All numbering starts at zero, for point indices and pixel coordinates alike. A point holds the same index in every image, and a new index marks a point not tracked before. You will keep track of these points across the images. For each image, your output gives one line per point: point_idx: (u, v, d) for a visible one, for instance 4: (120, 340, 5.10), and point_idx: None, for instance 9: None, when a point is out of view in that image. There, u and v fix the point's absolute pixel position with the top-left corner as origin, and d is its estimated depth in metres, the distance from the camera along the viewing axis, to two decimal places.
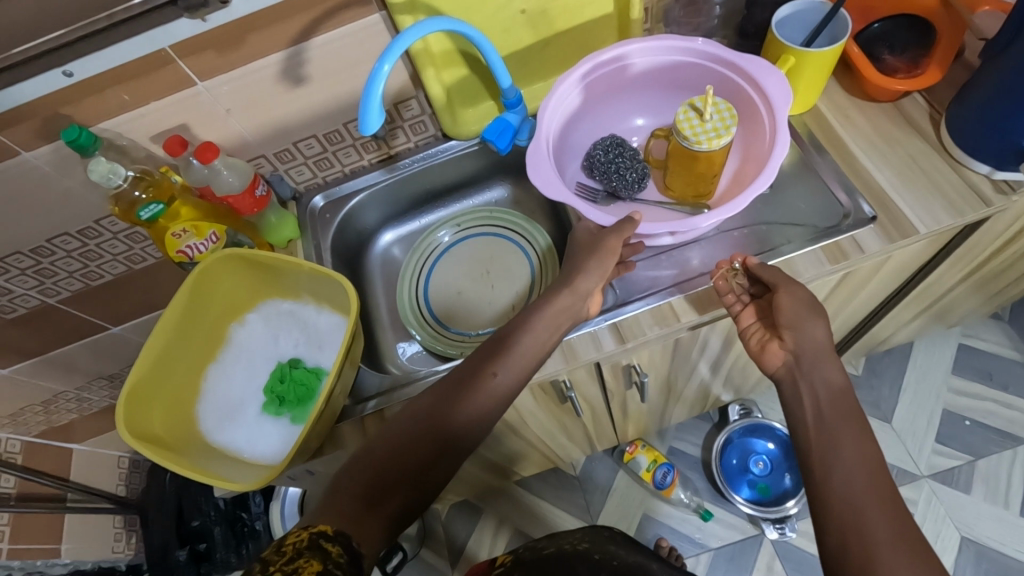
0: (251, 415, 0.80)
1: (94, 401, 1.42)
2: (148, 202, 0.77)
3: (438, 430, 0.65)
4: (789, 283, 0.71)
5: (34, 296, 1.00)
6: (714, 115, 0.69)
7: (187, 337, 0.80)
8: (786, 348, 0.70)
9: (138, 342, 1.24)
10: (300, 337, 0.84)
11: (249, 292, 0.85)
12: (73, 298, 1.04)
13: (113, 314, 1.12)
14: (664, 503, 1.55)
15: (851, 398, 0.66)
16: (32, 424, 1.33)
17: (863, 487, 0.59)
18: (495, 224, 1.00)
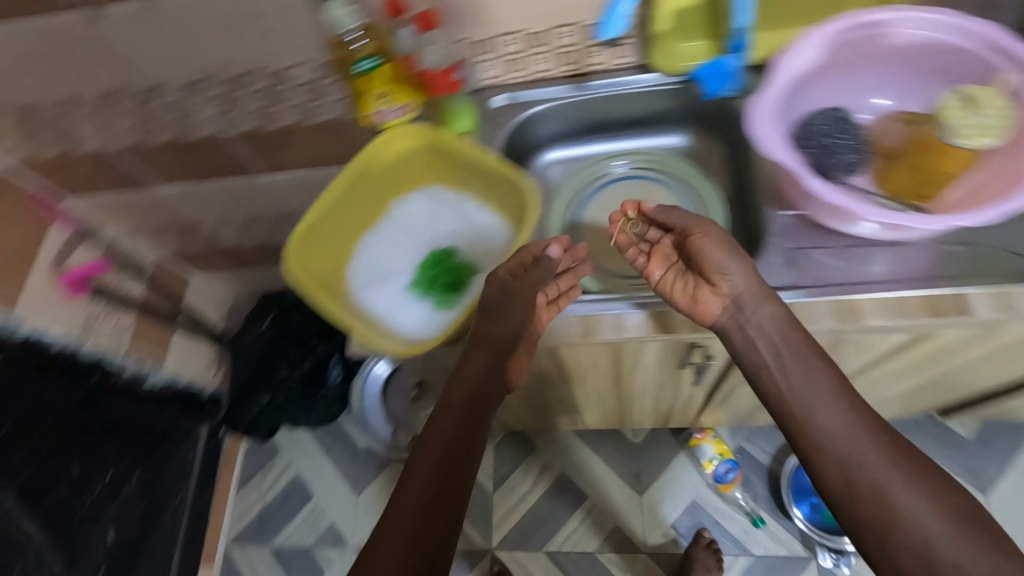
0: (397, 286, 0.83)
1: (222, 238, 1.52)
2: (365, 55, 0.79)
3: (459, 448, 0.73)
4: (699, 224, 0.74)
5: (212, 125, 1.06)
6: (989, 109, 0.63)
7: (355, 196, 0.82)
8: (721, 289, 0.73)
9: (279, 195, 1.30)
10: (458, 229, 0.84)
11: (418, 172, 0.85)
12: (244, 135, 1.08)
13: (267, 162, 1.17)
14: (717, 497, 1.53)
15: (795, 323, 0.72)
16: (166, 244, 1.52)
17: (854, 441, 0.69)
18: (662, 170, 0.95)
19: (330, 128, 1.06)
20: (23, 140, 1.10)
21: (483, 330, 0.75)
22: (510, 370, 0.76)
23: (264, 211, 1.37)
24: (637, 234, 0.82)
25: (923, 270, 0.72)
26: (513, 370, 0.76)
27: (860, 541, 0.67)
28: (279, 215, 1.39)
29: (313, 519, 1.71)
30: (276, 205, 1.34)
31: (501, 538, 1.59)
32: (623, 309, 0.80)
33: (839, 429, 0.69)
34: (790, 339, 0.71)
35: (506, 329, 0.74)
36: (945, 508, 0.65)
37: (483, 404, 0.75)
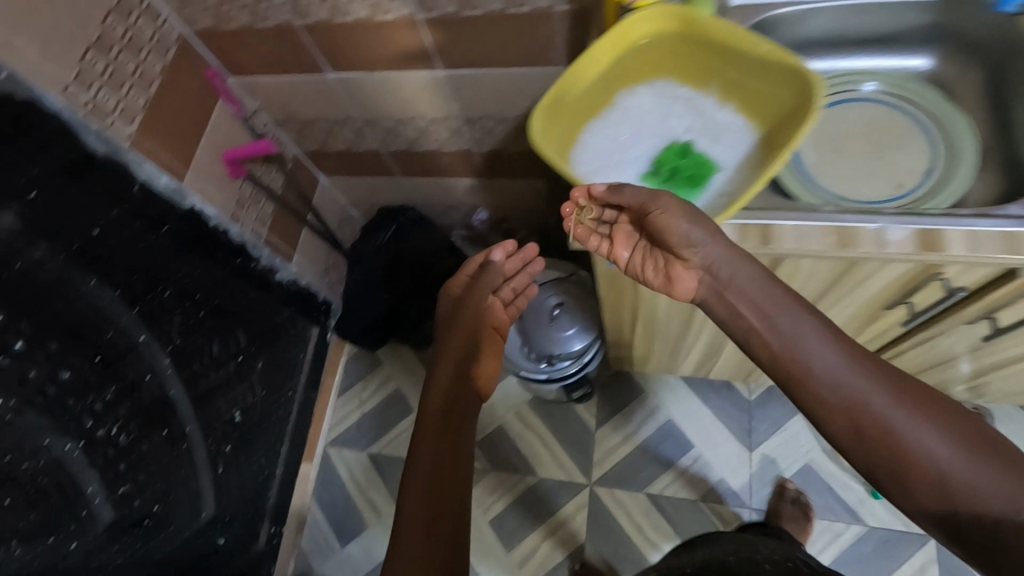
0: (624, 175, 0.78)
1: (361, 141, 1.49)
2: None
3: (444, 419, 0.99)
4: (651, 199, 0.72)
5: (409, 7, 1.03)
6: None
7: (592, 75, 0.78)
8: (693, 261, 0.76)
9: (441, 97, 1.27)
10: (693, 124, 0.79)
11: (654, 61, 0.80)
12: (437, 22, 1.05)
13: (447, 57, 1.13)
14: (832, 464, 1.50)
15: (764, 276, 0.76)
16: (308, 137, 1.49)
17: (840, 376, 0.73)
18: (900, 96, 0.87)
19: (529, 21, 1.02)
20: (215, 8, 1.10)
21: (460, 365, 1.05)
22: (478, 376, 1.06)
23: (418, 115, 1.35)
24: (594, 215, 0.80)
25: None
26: (476, 370, 1.06)
27: (877, 475, 0.71)
28: (432, 121, 1.36)
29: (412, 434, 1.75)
30: (434, 110, 1.32)
31: (600, 475, 1.60)
32: (881, 223, 0.71)
33: (845, 374, 0.73)
34: (768, 293, 0.76)
35: (464, 336, 1.07)
36: (949, 430, 0.69)
37: (457, 404, 1.01)
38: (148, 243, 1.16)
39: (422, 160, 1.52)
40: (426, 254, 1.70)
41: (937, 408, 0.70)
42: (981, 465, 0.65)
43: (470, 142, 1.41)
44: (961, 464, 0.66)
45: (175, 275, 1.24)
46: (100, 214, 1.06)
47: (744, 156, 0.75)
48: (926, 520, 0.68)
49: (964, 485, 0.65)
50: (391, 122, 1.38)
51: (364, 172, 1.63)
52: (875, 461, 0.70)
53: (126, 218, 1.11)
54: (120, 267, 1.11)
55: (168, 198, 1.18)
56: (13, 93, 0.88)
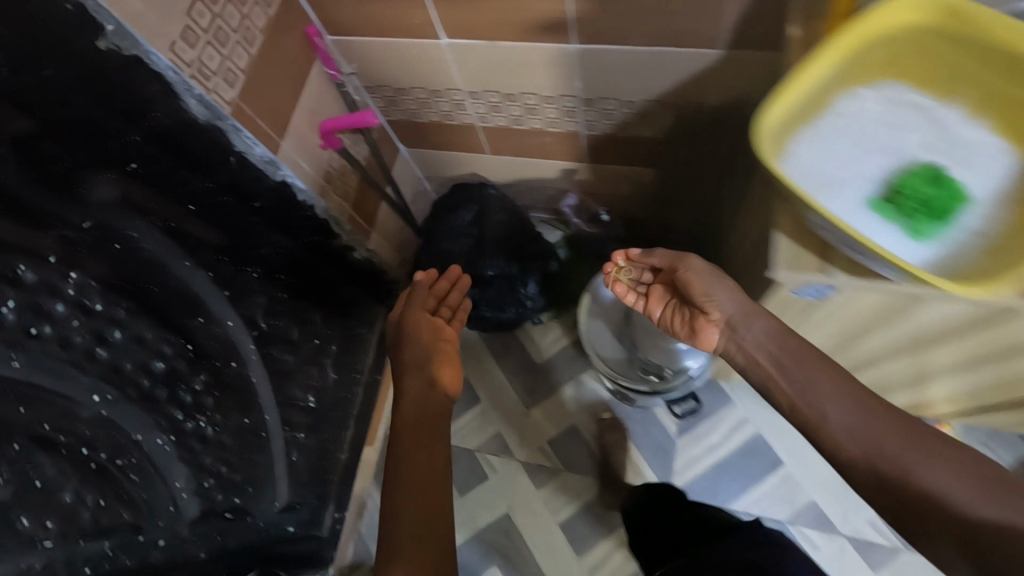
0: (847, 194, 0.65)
1: (456, 116, 1.35)
2: None
3: (420, 437, 1.06)
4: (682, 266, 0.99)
5: None
6: None
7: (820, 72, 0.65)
8: (717, 317, 0.95)
9: (565, 74, 1.13)
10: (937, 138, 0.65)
11: (888, 57, 0.67)
12: None
13: (586, 30, 0.99)
14: None
15: (781, 332, 0.90)
16: (399, 107, 1.36)
17: (847, 424, 0.81)
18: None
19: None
20: None
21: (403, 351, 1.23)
22: (441, 380, 1.16)
23: (530, 93, 1.21)
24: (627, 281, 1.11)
25: None
26: (438, 373, 1.16)
27: (892, 509, 0.77)
28: (544, 100, 1.22)
29: (480, 424, 1.67)
30: (549, 88, 1.18)
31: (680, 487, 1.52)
32: None
33: (850, 419, 0.81)
34: (785, 347, 0.89)
35: (423, 343, 1.24)
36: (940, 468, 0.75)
37: (425, 416, 1.09)
38: (236, 216, 1.06)
39: (520, 139, 1.39)
40: (510, 239, 1.56)
41: (937, 443, 0.77)
42: (983, 496, 0.71)
43: (581, 124, 1.27)
44: (967, 497, 0.72)
45: (256, 254, 1.14)
46: (190, 188, 0.95)
47: (1007, 185, 0.62)
48: (941, 548, 0.72)
49: (972, 515, 0.70)
50: (497, 98, 1.25)
51: (450, 148, 1.50)
52: (891, 495, 0.77)
53: (215, 192, 1.00)
54: (208, 246, 1.01)
55: (260, 169, 1.06)
56: (118, 49, 0.76)
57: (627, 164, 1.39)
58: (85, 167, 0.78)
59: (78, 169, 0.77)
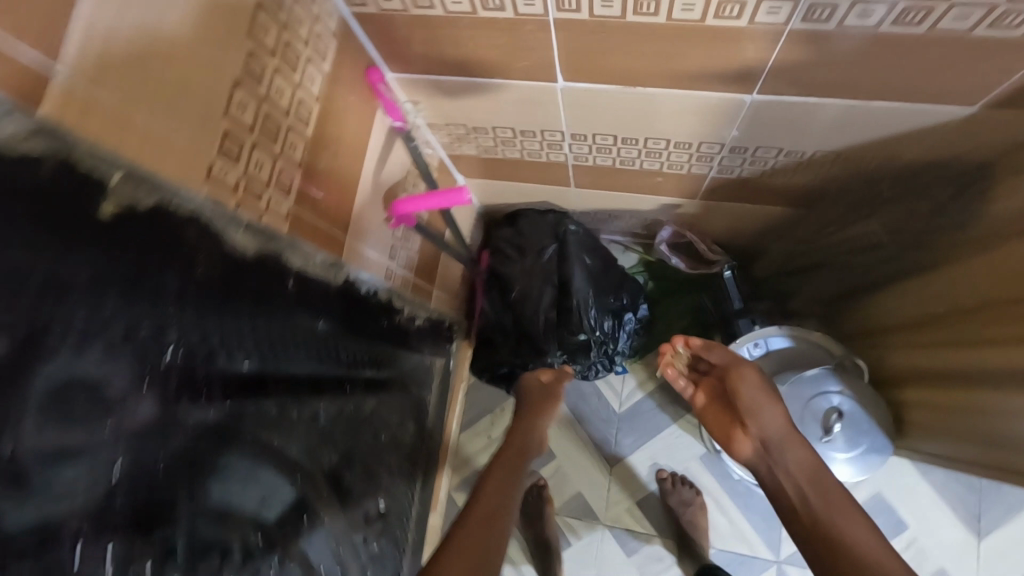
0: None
1: (542, 154, 1.06)
2: None
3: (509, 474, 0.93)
4: (737, 369, 0.96)
5: (770, 11, 0.60)
6: None
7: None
8: (754, 434, 0.91)
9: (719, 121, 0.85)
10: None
11: None
12: (823, 35, 0.63)
13: (771, 79, 0.72)
14: None
15: (813, 469, 0.86)
16: (469, 144, 1.06)
17: (831, 509, 0.81)
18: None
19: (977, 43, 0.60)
20: None
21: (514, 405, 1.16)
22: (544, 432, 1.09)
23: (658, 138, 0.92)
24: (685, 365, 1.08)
25: None
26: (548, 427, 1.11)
27: (809, 552, 0.79)
28: (672, 144, 0.94)
29: (557, 482, 1.49)
30: (686, 135, 0.90)
31: (790, 551, 1.37)
32: None
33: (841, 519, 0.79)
34: (814, 484, 0.84)
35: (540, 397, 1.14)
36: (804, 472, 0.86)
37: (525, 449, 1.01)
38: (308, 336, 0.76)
39: (621, 177, 1.11)
40: (597, 285, 1.27)
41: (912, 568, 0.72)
42: None
43: (712, 168, 0.99)
44: None
45: (333, 370, 0.84)
46: (253, 337, 0.64)
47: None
48: None
49: None
50: (608, 140, 0.96)
51: (523, 181, 1.21)
52: None
53: (283, 329, 0.70)
54: (287, 394, 0.71)
55: (311, 277, 0.76)
56: (133, 207, 0.48)
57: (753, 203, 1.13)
58: (136, 380, 0.48)
59: (124, 392, 0.47)
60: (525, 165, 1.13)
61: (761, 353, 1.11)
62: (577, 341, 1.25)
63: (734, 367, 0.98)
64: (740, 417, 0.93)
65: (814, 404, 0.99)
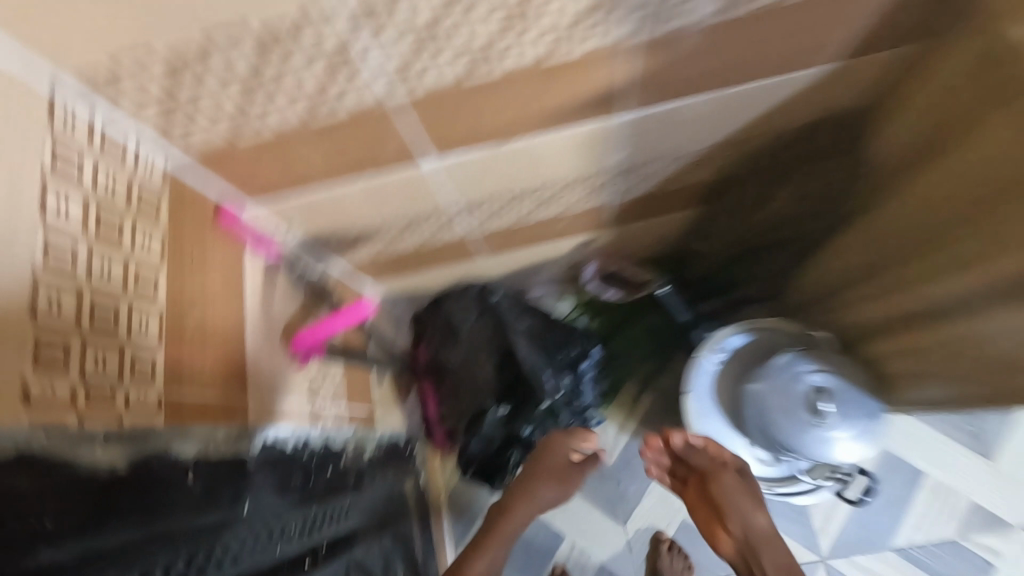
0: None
1: (446, 234, 1.00)
2: None
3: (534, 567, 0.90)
4: (717, 477, 0.92)
5: (631, 27, 0.55)
6: None
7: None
8: (736, 533, 0.89)
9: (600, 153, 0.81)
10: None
11: None
12: (663, 44, 0.60)
13: (646, 98, 0.69)
14: None
15: None
16: (364, 251, 0.98)
17: None
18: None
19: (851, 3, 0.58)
20: (240, 103, 0.56)
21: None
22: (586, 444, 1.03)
23: (549, 183, 0.88)
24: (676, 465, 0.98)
25: None
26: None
27: None
28: (564, 185, 0.89)
29: (576, 564, 1.35)
30: (576, 171, 0.85)
31: (830, 545, 1.29)
32: None
33: None
34: None
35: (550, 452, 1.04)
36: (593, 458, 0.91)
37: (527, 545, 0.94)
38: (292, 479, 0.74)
39: (527, 232, 1.06)
40: (543, 347, 1.21)
41: None
42: None
43: (613, 193, 0.96)
44: None
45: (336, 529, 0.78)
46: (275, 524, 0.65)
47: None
48: None
49: None
50: (502, 199, 0.90)
51: (433, 267, 1.14)
52: None
53: (268, 477, 0.68)
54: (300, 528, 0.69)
55: (204, 459, 0.60)
56: None
57: (668, 220, 1.10)
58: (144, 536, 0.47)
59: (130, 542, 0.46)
60: (429, 250, 1.06)
61: (724, 357, 1.07)
62: (545, 407, 1.18)
63: (714, 473, 0.93)
64: (717, 515, 0.91)
65: (802, 371, 0.97)
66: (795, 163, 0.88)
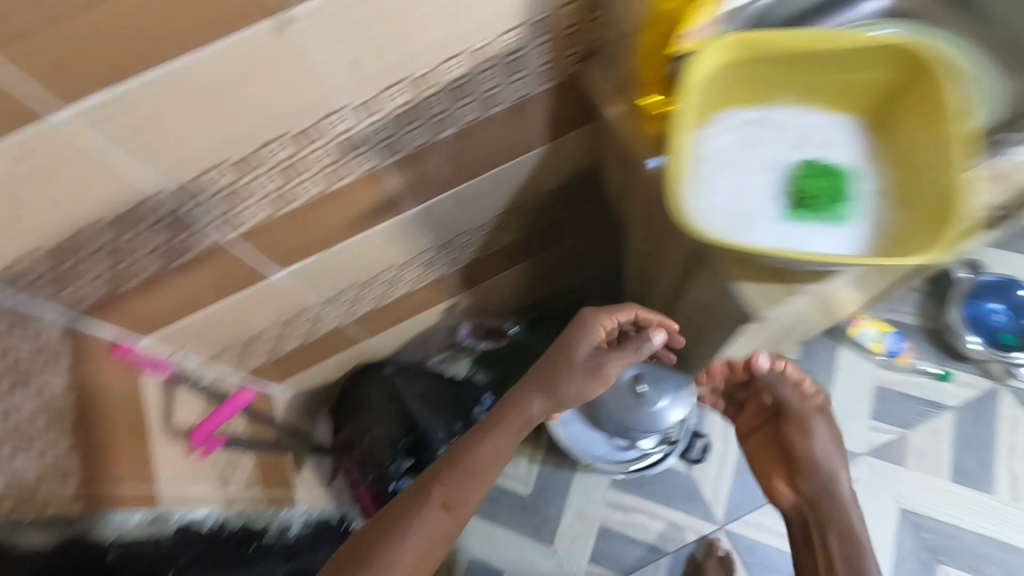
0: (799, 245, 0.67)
1: (322, 326, 1.22)
2: None
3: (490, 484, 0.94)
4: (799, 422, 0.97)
5: (374, 156, 0.83)
6: None
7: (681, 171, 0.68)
8: (800, 489, 0.96)
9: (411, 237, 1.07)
10: (814, 126, 0.72)
11: (712, 100, 0.72)
12: (408, 159, 0.87)
13: (419, 192, 0.96)
14: (894, 372, 1.53)
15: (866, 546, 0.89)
16: (255, 357, 1.18)
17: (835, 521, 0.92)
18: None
19: (519, 108, 0.88)
20: (111, 269, 0.79)
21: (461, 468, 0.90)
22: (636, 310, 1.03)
23: (385, 267, 1.12)
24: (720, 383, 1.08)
25: None
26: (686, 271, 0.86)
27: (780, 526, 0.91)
28: (399, 265, 1.14)
29: None
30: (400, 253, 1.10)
31: (724, 512, 1.49)
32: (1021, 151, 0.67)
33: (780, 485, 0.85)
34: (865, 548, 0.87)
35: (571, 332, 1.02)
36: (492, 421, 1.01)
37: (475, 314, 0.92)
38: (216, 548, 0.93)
39: (392, 309, 1.29)
40: (436, 403, 1.41)
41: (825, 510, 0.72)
42: None
43: (444, 265, 1.21)
44: None
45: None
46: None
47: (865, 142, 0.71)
48: None
49: None
50: (352, 288, 1.14)
51: (324, 357, 1.34)
52: None
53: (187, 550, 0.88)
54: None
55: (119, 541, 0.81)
56: None
57: (505, 275, 1.37)
58: None
59: None
60: (314, 341, 1.27)
61: None
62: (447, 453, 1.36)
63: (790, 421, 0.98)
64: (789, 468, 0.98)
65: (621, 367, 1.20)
66: (560, 210, 1.19)
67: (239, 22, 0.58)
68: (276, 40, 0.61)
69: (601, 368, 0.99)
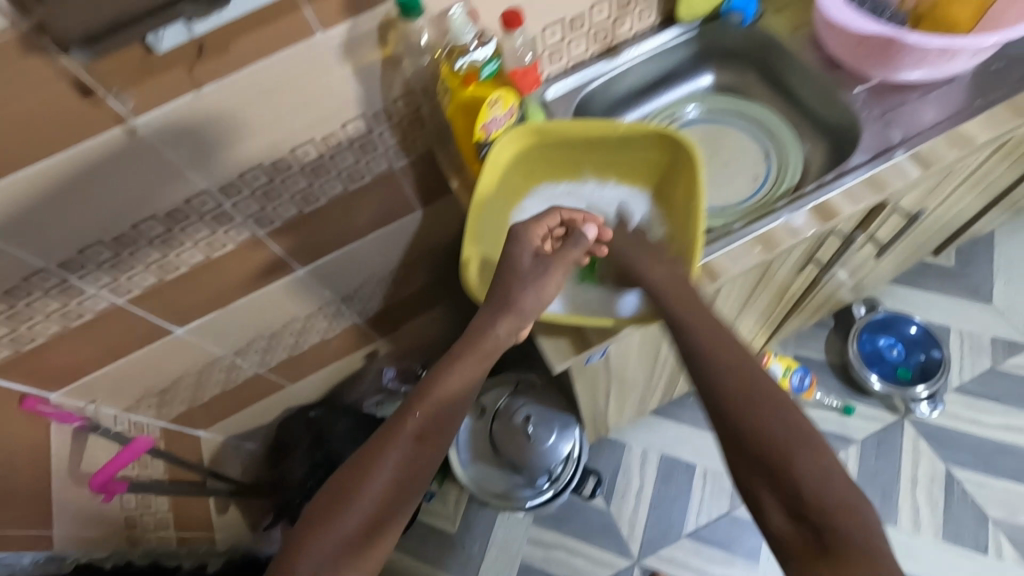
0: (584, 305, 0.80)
1: (240, 373, 1.31)
2: (487, 60, 0.75)
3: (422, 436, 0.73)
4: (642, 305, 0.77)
5: (248, 227, 0.94)
6: None
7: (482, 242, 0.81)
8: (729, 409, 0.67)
9: (310, 291, 1.17)
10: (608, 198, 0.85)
11: (524, 176, 0.85)
12: (282, 228, 0.98)
13: (305, 253, 1.07)
14: (802, 406, 1.59)
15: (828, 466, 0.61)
16: (175, 403, 1.28)
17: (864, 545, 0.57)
18: (721, 111, 1.01)
19: (384, 180, 1.00)
20: (12, 331, 0.89)
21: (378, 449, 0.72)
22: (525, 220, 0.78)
23: (290, 320, 1.22)
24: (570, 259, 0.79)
25: (973, 97, 0.82)
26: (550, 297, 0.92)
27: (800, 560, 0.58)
28: (304, 317, 1.24)
29: None
30: (302, 307, 1.20)
31: (639, 547, 1.53)
32: (782, 217, 0.79)
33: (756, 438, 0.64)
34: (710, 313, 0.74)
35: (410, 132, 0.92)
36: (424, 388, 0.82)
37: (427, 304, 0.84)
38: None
39: (309, 356, 1.39)
40: (357, 444, 1.48)
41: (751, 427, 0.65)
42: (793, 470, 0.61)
43: (351, 315, 1.32)
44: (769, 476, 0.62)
45: None
46: None
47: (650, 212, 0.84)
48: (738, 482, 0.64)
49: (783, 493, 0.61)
50: (261, 340, 1.24)
51: (249, 402, 1.44)
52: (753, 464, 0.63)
53: None
54: None
55: None
56: None
57: (419, 321, 1.48)
58: None
59: None
60: (236, 387, 1.36)
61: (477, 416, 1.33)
62: None
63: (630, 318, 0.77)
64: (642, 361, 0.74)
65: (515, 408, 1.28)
66: (456, 259, 1.31)
67: (89, 133, 0.69)
68: (127, 143, 0.73)
69: (547, 275, 0.75)
